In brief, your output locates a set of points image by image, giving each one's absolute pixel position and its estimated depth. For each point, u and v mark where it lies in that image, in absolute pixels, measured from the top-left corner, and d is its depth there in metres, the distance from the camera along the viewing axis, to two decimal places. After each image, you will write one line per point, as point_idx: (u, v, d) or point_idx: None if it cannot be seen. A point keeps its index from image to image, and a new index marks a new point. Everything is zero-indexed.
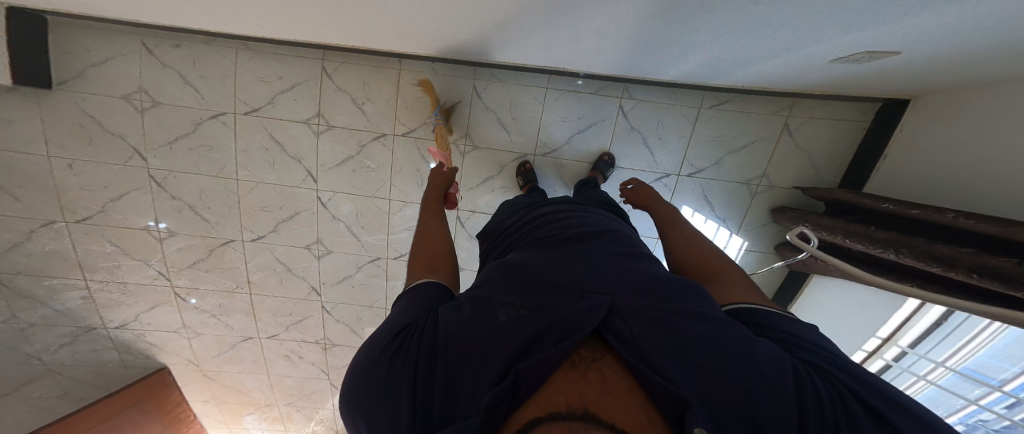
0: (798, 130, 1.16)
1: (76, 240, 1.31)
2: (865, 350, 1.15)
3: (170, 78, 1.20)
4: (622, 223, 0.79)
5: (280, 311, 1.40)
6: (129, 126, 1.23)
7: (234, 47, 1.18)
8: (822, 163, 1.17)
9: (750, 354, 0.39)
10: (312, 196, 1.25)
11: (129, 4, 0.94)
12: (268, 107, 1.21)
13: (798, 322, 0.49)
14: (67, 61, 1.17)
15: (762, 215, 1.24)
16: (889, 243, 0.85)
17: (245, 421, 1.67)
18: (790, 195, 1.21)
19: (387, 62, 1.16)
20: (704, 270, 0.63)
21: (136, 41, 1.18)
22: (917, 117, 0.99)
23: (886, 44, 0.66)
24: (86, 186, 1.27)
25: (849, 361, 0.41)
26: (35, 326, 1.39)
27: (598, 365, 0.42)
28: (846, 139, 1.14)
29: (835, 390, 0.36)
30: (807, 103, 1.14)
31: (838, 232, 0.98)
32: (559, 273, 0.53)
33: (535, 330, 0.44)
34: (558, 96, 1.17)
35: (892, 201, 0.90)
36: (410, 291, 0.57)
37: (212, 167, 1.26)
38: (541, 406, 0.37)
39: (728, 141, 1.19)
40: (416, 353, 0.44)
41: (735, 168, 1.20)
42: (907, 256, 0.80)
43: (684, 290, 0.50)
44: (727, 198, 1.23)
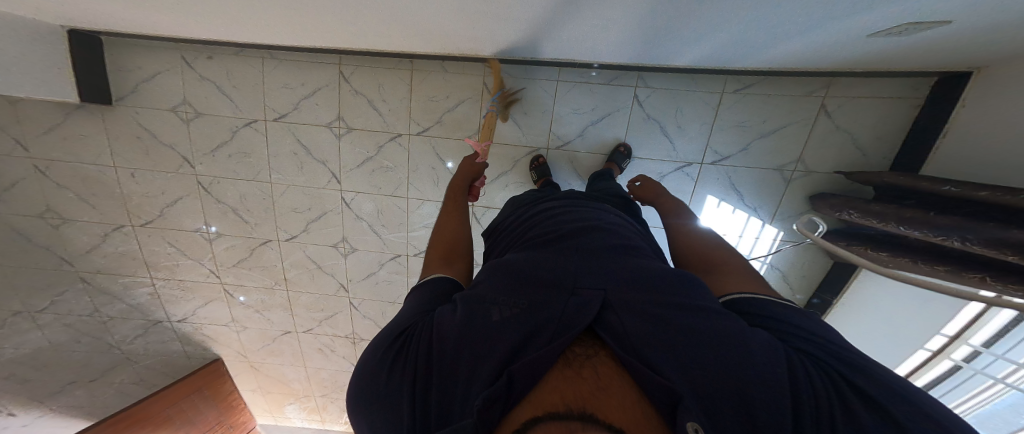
0: (837, 110, 1.05)
1: (141, 242, 1.48)
2: (929, 350, 1.03)
3: (207, 90, 1.30)
4: (623, 216, 0.77)
5: (313, 306, 1.50)
6: (177, 137, 1.35)
7: (260, 57, 1.25)
8: (868, 145, 1.06)
9: (744, 351, 0.38)
10: (337, 197, 1.32)
11: (170, 22, 1.01)
12: (294, 112, 1.27)
13: (798, 310, 0.46)
14: (122, 79, 1.30)
15: (798, 203, 1.15)
16: (951, 230, 0.75)
17: (286, 411, 1.84)
18: (830, 181, 1.11)
19: (400, 63, 1.18)
20: (701, 260, 0.61)
21: (176, 55, 1.28)
22: (978, 92, 0.87)
23: (933, 14, 0.59)
24: (146, 193, 1.41)
25: (853, 352, 0.39)
26: (114, 318, 1.59)
27: (593, 361, 0.43)
28: (896, 118, 1.03)
29: (835, 384, 0.34)
30: (846, 81, 1.03)
31: (892, 219, 0.88)
32: (550, 269, 0.53)
33: (527, 329, 0.45)
34: (572, 88, 1.13)
35: (953, 183, 0.80)
36: (423, 286, 0.59)
37: (248, 173, 1.35)
38: (535, 405, 0.38)
39: (756, 125, 1.10)
40: (415, 357, 0.46)
41: (767, 154, 1.11)
42: (974, 244, 0.70)
43: (679, 284, 0.49)
44: (758, 187, 1.15)
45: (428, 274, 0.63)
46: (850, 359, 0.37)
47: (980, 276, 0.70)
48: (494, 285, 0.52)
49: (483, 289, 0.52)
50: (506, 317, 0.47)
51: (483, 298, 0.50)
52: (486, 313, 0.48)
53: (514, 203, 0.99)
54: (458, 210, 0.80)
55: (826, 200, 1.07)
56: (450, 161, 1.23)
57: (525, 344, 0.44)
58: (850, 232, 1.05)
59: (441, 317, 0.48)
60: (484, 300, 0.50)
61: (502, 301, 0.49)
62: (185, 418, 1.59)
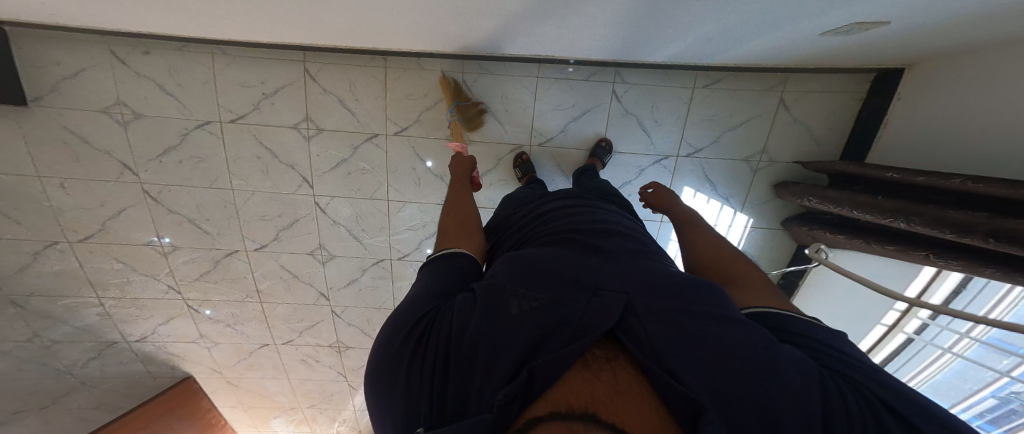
0: (795, 104, 1.12)
1: (82, 259, 1.33)
2: (885, 324, 1.14)
3: (148, 89, 1.17)
4: (634, 221, 0.79)
5: (292, 317, 1.43)
6: (115, 142, 1.21)
7: (208, 52, 1.14)
8: (822, 136, 1.15)
9: (773, 361, 0.40)
10: (310, 202, 1.24)
11: (95, 10, 0.89)
12: (254, 113, 1.17)
13: (828, 331, 0.49)
14: (38, 75, 1.13)
15: (765, 191, 1.23)
16: (898, 212, 0.83)
17: (272, 425, 1.76)
18: (792, 170, 1.19)
19: (370, 59, 1.11)
20: (721, 272, 0.64)
21: (104, 49, 1.13)
22: (912, 87, 0.97)
23: (875, 15, 0.64)
24: (83, 205, 1.26)
25: (878, 370, 0.41)
26: (59, 343, 1.44)
27: (613, 365, 0.44)
28: (845, 111, 1.11)
29: (872, 406, 0.36)
30: (800, 77, 1.10)
31: (846, 204, 0.96)
32: (572, 268, 0.55)
33: (550, 326, 0.46)
34: (551, 84, 1.13)
35: (895, 170, 0.89)
36: (440, 258, 0.63)
37: (206, 179, 1.24)
38: (552, 403, 0.38)
39: (725, 119, 1.15)
40: (435, 343, 0.47)
41: (735, 145, 1.18)
42: (919, 224, 0.78)
43: (702, 294, 0.52)
44: (730, 177, 1.21)
45: (446, 247, 0.66)
46: (891, 386, 0.38)
47: (925, 253, 0.79)
48: (516, 279, 0.54)
49: (505, 283, 0.54)
50: (528, 312, 0.48)
51: (505, 292, 0.52)
52: (508, 307, 0.49)
53: (511, 199, 0.99)
54: (465, 193, 0.84)
55: (788, 188, 1.16)
56: (429, 160, 1.19)
57: (545, 341, 0.45)
58: (813, 217, 1.15)
59: (463, 307, 0.50)
60: (507, 295, 0.51)
61: (524, 296, 0.51)
62: None
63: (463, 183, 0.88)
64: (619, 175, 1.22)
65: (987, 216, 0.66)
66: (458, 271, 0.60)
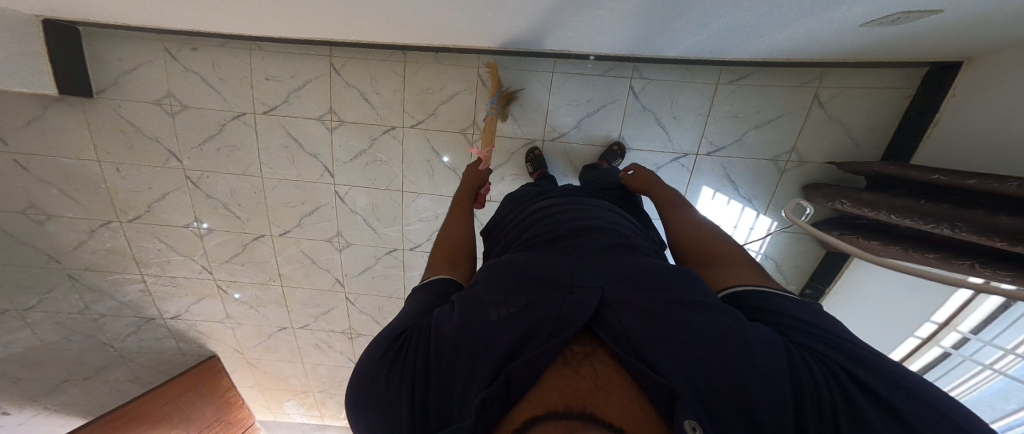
0: (831, 101, 1.06)
1: (129, 238, 1.45)
2: (919, 337, 1.07)
3: (193, 81, 1.27)
4: (619, 211, 0.81)
5: (309, 302, 1.50)
6: (163, 130, 1.32)
7: (247, 48, 1.23)
8: (861, 136, 1.07)
9: (743, 345, 0.41)
10: (330, 190, 1.30)
11: (152, 10, 0.98)
12: (284, 105, 1.25)
13: (801, 302, 0.50)
14: (102, 71, 1.27)
15: (793, 193, 1.16)
16: (941, 218, 0.77)
17: (285, 407, 1.84)
18: (823, 171, 1.12)
19: (392, 55, 1.16)
20: (703, 254, 0.67)
21: (158, 47, 1.25)
22: (968, 82, 0.89)
23: (925, 2, 0.59)
24: (132, 188, 1.39)
25: (850, 340, 0.43)
26: (105, 316, 1.57)
27: (591, 360, 0.44)
28: (890, 109, 1.04)
29: (837, 377, 0.37)
30: (839, 72, 1.03)
31: (883, 207, 0.90)
32: (547, 269, 0.56)
33: (525, 328, 0.47)
34: (567, 79, 1.12)
35: (942, 171, 0.82)
36: (424, 285, 0.63)
37: (238, 166, 1.33)
38: (533, 405, 0.39)
39: (750, 116, 1.11)
40: (414, 358, 0.48)
41: (760, 144, 1.12)
42: (964, 231, 0.72)
43: (676, 282, 0.52)
44: (753, 177, 1.16)
45: (431, 275, 0.66)
46: (851, 351, 0.40)
47: (970, 263, 0.73)
48: (493, 286, 0.55)
49: (482, 291, 0.54)
50: (505, 317, 0.48)
51: (481, 298, 0.52)
52: (484, 313, 0.50)
53: (508, 201, 1.01)
54: (462, 216, 0.84)
55: (818, 191, 1.09)
56: (445, 156, 1.22)
57: (523, 342, 0.46)
58: (842, 221, 1.09)
59: (439, 319, 0.50)
60: (483, 300, 0.52)
61: (499, 301, 0.51)
62: (186, 411, 1.60)
63: (466, 203, 0.89)
64: None
65: None
66: (440, 285, 0.62)
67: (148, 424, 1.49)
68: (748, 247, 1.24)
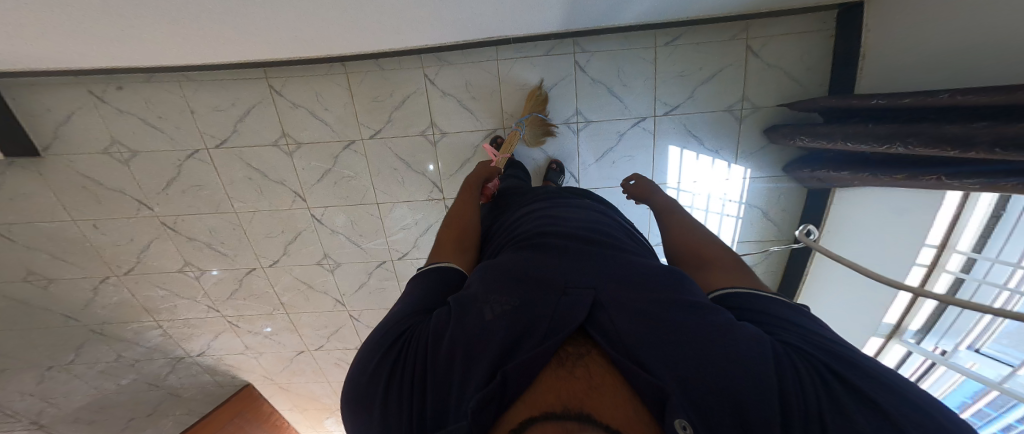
0: (763, 49, 1.05)
1: (131, 289, 1.49)
2: (924, 265, 0.93)
3: (133, 124, 1.20)
4: (604, 213, 0.84)
5: (317, 325, 1.56)
6: (124, 181, 1.28)
7: (176, 80, 1.15)
8: (802, 76, 1.06)
9: (730, 338, 0.43)
10: (306, 214, 1.28)
11: (51, 46, 0.89)
12: (234, 135, 1.19)
13: (789, 304, 0.52)
14: (40, 128, 1.20)
15: (756, 138, 1.14)
16: (894, 137, 0.70)
17: (327, 424, 2.02)
18: (779, 114, 1.10)
19: (331, 67, 1.08)
20: (698, 257, 0.67)
21: (84, 91, 1.17)
22: (879, 17, 0.90)
23: None
24: (116, 242, 1.39)
25: (830, 340, 0.45)
26: (140, 360, 1.67)
27: (584, 361, 0.46)
28: (817, 51, 1.04)
29: (821, 375, 0.39)
30: (762, 21, 1.03)
31: (838, 137, 0.85)
32: (542, 272, 0.58)
33: (521, 329, 0.49)
34: (510, 66, 1.08)
35: (880, 95, 0.79)
36: (431, 271, 0.66)
37: (210, 205, 1.30)
38: (531, 406, 0.40)
39: (695, 73, 1.08)
40: (413, 361, 0.49)
41: (714, 96, 1.10)
42: (918, 146, 0.65)
43: (663, 281, 0.56)
44: (716, 128, 1.13)
45: (436, 260, 0.69)
46: (842, 355, 0.41)
47: (937, 177, 0.68)
48: (488, 286, 0.57)
49: (478, 291, 0.56)
50: (501, 316, 0.50)
51: (477, 299, 0.54)
52: (479, 314, 0.51)
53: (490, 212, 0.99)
54: (471, 204, 0.87)
55: (779, 131, 1.07)
56: (429, 164, 1.18)
57: (519, 343, 0.47)
58: (813, 158, 1.05)
59: (437, 321, 0.52)
60: (479, 300, 0.54)
61: (494, 302, 0.53)
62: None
63: (474, 192, 0.91)
64: (601, 143, 1.17)
65: (988, 126, 0.53)
66: (437, 283, 0.63)
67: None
68: (729, 199, 1.22)
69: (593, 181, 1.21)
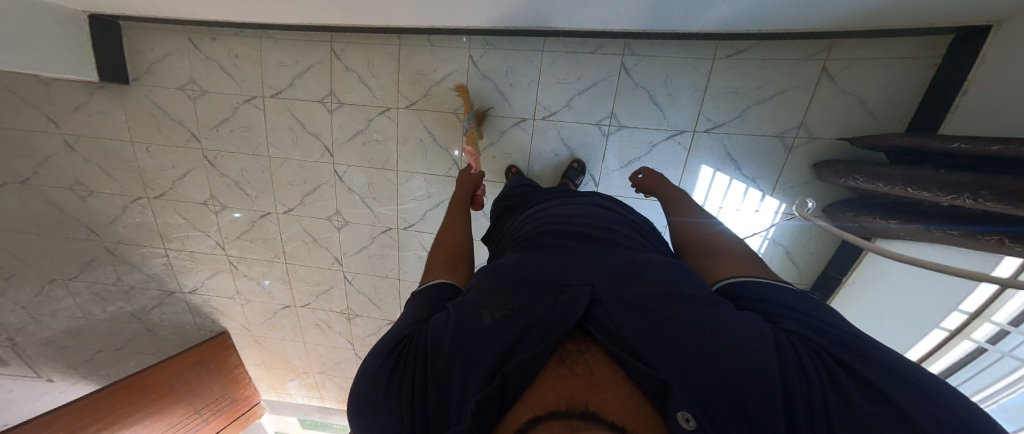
0: (841, 73, 1.06)
1: (156, 213, 1.58)
2: (945, 329, 0.91)
3: (211, 68, 1.38)
4: (607, 207, 0.84)
5: (311, 280, 1.56)
6: (185, 113, 1.43)
7: (257, 37, 1.32)
8: (880, 107, 1.06)
9: (730, 336, 0.43)
10: (330, 170, 1.36)
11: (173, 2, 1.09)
12: (289, 89, 1.33)
13: (793, 290, 0.52)
14: (137, 60, 1.39)
15: (803, 171, 1.15)
16: (962, 187, 0.70)
17: (288, 387, 1.93)
18: (834, 147, 1.11)
19: (387, 39, 1.21)
20: (702, 247, 0.68)
21: (184, 37, 1.36)
22: (1000, 46, 0.85)
23: None
24: (159, 167, 1.51)
25: (834, 323, 0.45)
26: (134, 288, 1.71)
27: (583, 358, 0.47)
28: (908, 80, 1.02)
29: (826, 365, 0.39)
30: (845, 44, 1.04)
31: (898, 181, 0.85)
32: (539, 271, 0.58)
33: (517, 330, 0.49)
34: (555, 58, 1.16)
35: (964, 139, 0.75)
36: (422, 291, 0.65)
37: (249, 146, 1.42)
38: (533, 406, 0.41)
39: (753, 91, 1.11)
40: (414, 365, 0.50)
41: (767, 119, 1.13)
42: (988, 200, 0.65)
43: (662, 279, 0.55)
44: (756, 154, 1.16)
45: (428, 279, 0.68)
46: (841, 339, 0.42)
47: (1000, 238, 0.65)
48: (484, 290, 0.57)
49: (475, 295, 0.56)
50: (498, 319, 0.51)
51: (475, 303, 0.55)
52: (477, 316, 0.52)
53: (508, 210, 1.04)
54: (460, 220, 0.88)
55: (831, 167, 1.07)
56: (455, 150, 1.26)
57: (516, 344, 0.48)
58: (860, 201, 1.04)
59: (435, 326, 0.53)
60: (475, 303, 0.54)
61: (491, 305, 0.53)
62: (191, 387, 1.68)
63: (462, 206, 0.93)
64: (629, 151, 1.22)
65: None
66: (436, 293, 0.64)
67: (156, 395, 1.55)
68: (754, 231, 1.22)
69: (614, 186, 1.26)
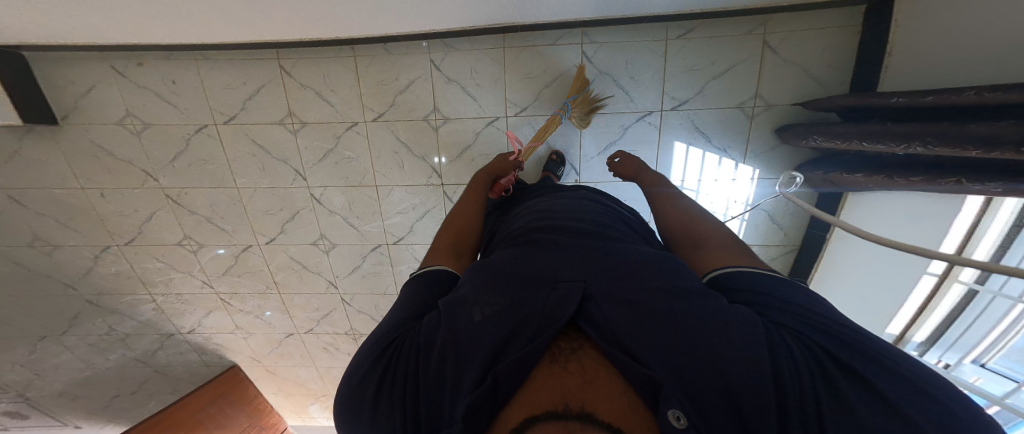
0: (781, 45, 1.06)
1: (131, 260, 1.51)
2: (934, 274, 0.91)
3: (148, 98, 1.25)
4: (597, 200, 0.83)
5: (309, 307, 1.56)
6: (132, 151, 1.32)
7: (191, 58, 1.19)
8: (823, 73, 1.07)
9: (723, 329, 0.43)
10: (305, 194, 1.30)
11: (89, 23, 0.96)
12: (244, 113, 1.22)
13: (785, 281, 0.52)
14: (60, 97, 1.24)
15: (767, 137, 1.15)
16: (911, 136, 0.70)
17: (311, 411, 2.00)
18: (791, 112, 1.11)
19: (340, 50, 1.12)
20: (689, 235, 0.67)
21: (105, 65, 1.22)
22: (911, 11, 0.91)
23: None
24: (121, 212, 1.42)
25: (826, 316, 0.45)
26: (131, 335, 1.68)
27: (579, 354, 0.46)
28: (841, 46, 1.04)
29: (815, 359, 0.39)
30: (781, 16, 1.04)
31: (854, 137, 0.86)
32: (530, 268, 0.58)
33: (509, 328, 0.48)
34: (511, 54, 1.11)
35: (901, 94, 0.77)
36: (418, 277, 0.65)
37: (213, 180, 1.33)
38: (526, 405, 0.40)
39: (706, 68, 1.10)
40: (408, 366, 0.50)
41: (722, 94, 1.12)
42: (936, 146, 0.65)
43: (655, 273, 0.55)
44: (721, 126, 1.15)
45: (427, 265, 0.69)
46: (833, 332, 0.42)
47: (956, 180, 0.66)
48: (476, 287, 0.56)
49: (466, 292, 0.55)
50: (489, 316, 0.50)
51: (466, 300, 0.54)
52: (468, 315, 0.51)
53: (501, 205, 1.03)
54: (476, 204, 0.87)
55: (792, 130, 1.07)
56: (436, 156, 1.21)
57: (508, 341, 0.47)
58: (823, 159, 1.05)
59: (427, 326, 0.52)
60: (467, 301, 0.53)
61: (483, 302, 0.52)
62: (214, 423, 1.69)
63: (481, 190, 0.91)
64: (605, 136, 1.19)
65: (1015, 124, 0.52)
66: (427, 286, 0.63)
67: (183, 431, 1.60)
68: (733, 200, 1.23)
69: (594, 174, 1.24)
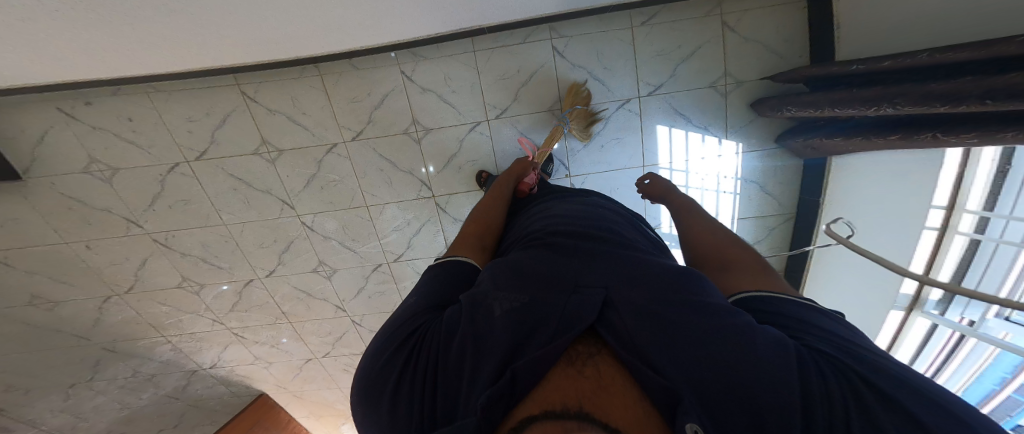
0: (740, 24, 1.04)
1: (134, 307, 1.48)
2: (933, 228, 0.90)
3: (107, 139, 1.16)
4: (617, 213, 0.77)
5: (321, 332, 1.56)
6: (108, 199, 1.24)
7: (143, 92, 1.09)
8: (781, 48, 1.05)
9: (748, 337, 0.37)
10: (296, 222, 1.25)
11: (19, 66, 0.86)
12: (213, 146, 1.14)
13: (820, 312, 0.46)
14: (14, 150, 1.15)
15: (744, 112, 1.12)
16: (881, 98, 0.67)
17: (343, 429, 2.06)
18: (762, 86, 1.09)
19: (304, 71, 1.06)
20: (714, 259, 0.62)
21: (51, 108, 1.11)
22: None
23: None
24: (111, 262, 1.37)
25: (863, 349, 0.38)
26: (156, 375, 1.68)
27: (595, 360, 0.40)
28: (792, 21, 1.03)
29: (847, 379, 0.33)
30: None
31: (824, 104, 0.83)
32: (552, 267, 0.52)
33: (529, 326, 0.43)
34: (476, 61, 1.07)
35: (859, 61, 0.76)
36: (442, 264, 0.62)
37: (198, 219, 1.27)
38: (537, 404, 0.35)
39: (674, 51, 1.07)
40: (425, 357, 0.45)
41: (698, 74, 1.08)
42: (905, 105, 0.62)
43: (682, 278, 0.49)
44: (698, 105, 1.12)
45: (452, 254, 0.65)
46: (866, 360, 0.36)
47: (932, 134, 0.62)
48: (496, 279, 0.51)
49: (487, 285, 0.51)
50: (510, 310, 0.45)
51: (487, 293, 0.49)
52: (488, 309, 0.46)
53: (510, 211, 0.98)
54: (496, 207, 0.83)
55: (765, 103, 1.05)
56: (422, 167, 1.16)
57: (527, 339, 0.42)
58: (800, 127, 1.03)
59: (447, 317, 0.48)
60: (487, 294, 0.48)
61: (504, 295, 0.47)
62: None
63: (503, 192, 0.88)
64: None
65: (973, 79, 0.49)
66: (449, 275, 0.59)
67: None
68: (723, 175, 1.19)
69: (585, 165, 1.20)
